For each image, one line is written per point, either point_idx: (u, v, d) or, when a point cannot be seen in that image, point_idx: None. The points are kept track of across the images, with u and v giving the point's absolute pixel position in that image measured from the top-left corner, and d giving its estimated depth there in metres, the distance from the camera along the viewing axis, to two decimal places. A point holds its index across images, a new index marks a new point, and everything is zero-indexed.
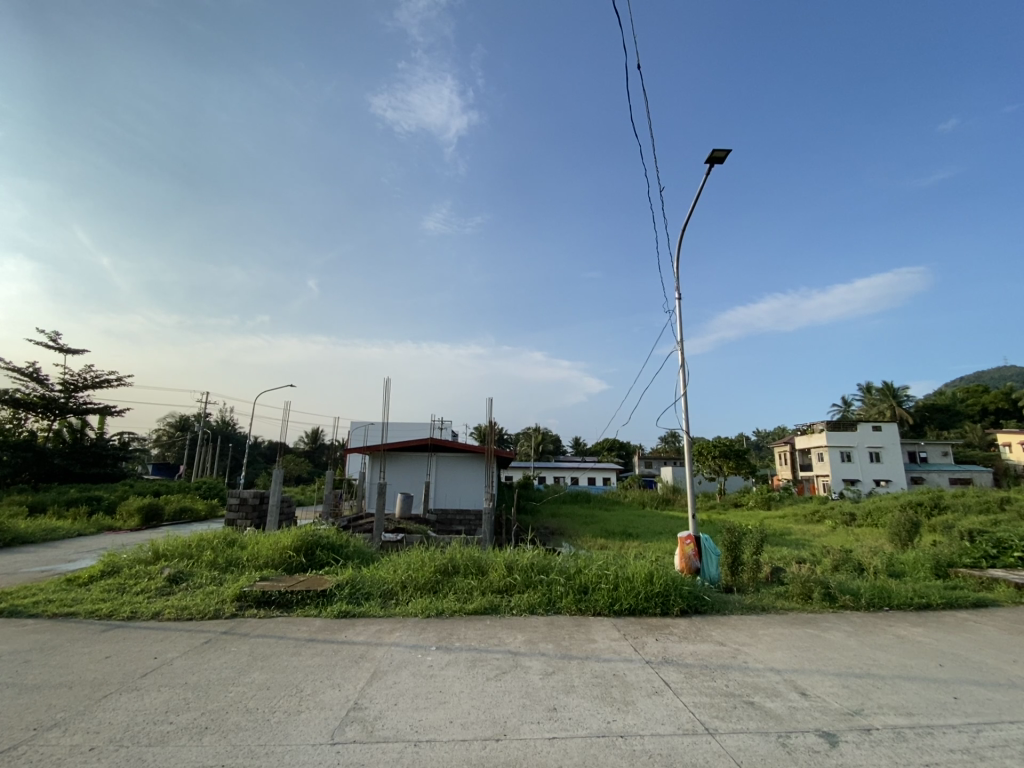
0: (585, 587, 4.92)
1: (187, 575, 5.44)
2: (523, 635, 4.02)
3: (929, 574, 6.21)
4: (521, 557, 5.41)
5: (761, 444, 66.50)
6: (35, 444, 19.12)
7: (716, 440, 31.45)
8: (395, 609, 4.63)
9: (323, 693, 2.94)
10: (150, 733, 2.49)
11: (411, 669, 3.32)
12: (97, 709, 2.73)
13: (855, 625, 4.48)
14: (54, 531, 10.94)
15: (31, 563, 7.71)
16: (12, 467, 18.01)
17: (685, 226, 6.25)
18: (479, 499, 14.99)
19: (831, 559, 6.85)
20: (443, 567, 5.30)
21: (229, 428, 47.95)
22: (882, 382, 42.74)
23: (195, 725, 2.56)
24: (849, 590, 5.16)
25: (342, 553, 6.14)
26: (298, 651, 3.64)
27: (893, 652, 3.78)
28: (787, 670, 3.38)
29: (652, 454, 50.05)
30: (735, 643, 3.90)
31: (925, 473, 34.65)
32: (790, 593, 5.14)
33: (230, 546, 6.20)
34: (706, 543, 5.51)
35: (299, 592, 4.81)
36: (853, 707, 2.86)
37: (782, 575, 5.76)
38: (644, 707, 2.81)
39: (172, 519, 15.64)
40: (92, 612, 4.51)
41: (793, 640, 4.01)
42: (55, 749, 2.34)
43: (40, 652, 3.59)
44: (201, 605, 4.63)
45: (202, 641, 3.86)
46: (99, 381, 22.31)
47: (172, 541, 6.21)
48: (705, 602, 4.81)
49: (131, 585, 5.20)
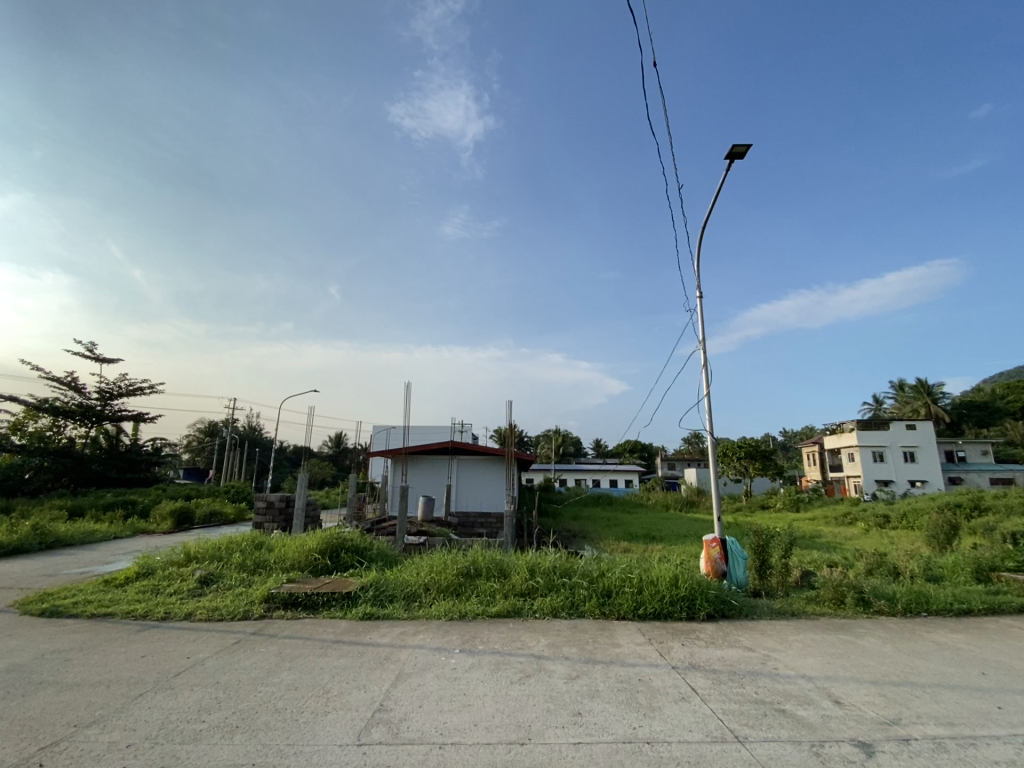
0: (608, 591, 4.86)
1: (217, 577, 5.57)
2: (545, 639, 3.99)
3: (969, 579, 5.95)
4: (543, 559, 5.40)
5: (789, 444, 64.80)
6: (74, 450, 19.87)
7: (741, 441, 30.78)
8: (418, 611, 4.67)
9: (349, 695, 2.98)
10: (183, 731, 2.56)
11: (435, 671, 3.34)
12: (133, 707, 2.82)
13: (890, 631, 4.32)
14: (92, 535, 11.29)
15: (71, 565, 8.04)
16: (52, 473, 18.75)
17: (705, 225, 6.12)
18: (499, 502, 14.95)
19: (865, 562, 6.63)
20: (464, 570, 5.31)
21: (255, 433, 49.04)
22: (915, 380, 41.20)
23: (227, 724, 2.62)
24: (884, 594, 4.99)
25: (365, 556, 6.21)
26: (323, 653, 3.69)
27: (933, 660, 3.62)
28: (819, 677, 3.28)
29: (675, 456, 49.44)
30: (765, 650, 3.79)
31: (962, 472, 33.36)
32: (822, 598, 5.00)
33: (258, 549, 6.35)
34: (732, 547, 5.41)
35: (325, 594, 4.87)
36: (889, 716, 2.76)
37: (813, 579, 5.58)
38: (670, 713, 2.75)
39: (203, 521, 16.04)
40: (128, 612, 4.66)
41: (825, 647, 3.88)
42: (95, 746, 2.41)
43: (79, 651, 3.73)
44: (231, 606, 4.74)
45: (232, 641, 3.96)
46: (134, 389, 23.10)
47: (203, 543, 6.39)
48: (733, 607, 4.72)
49: (165, 586, 5.37)
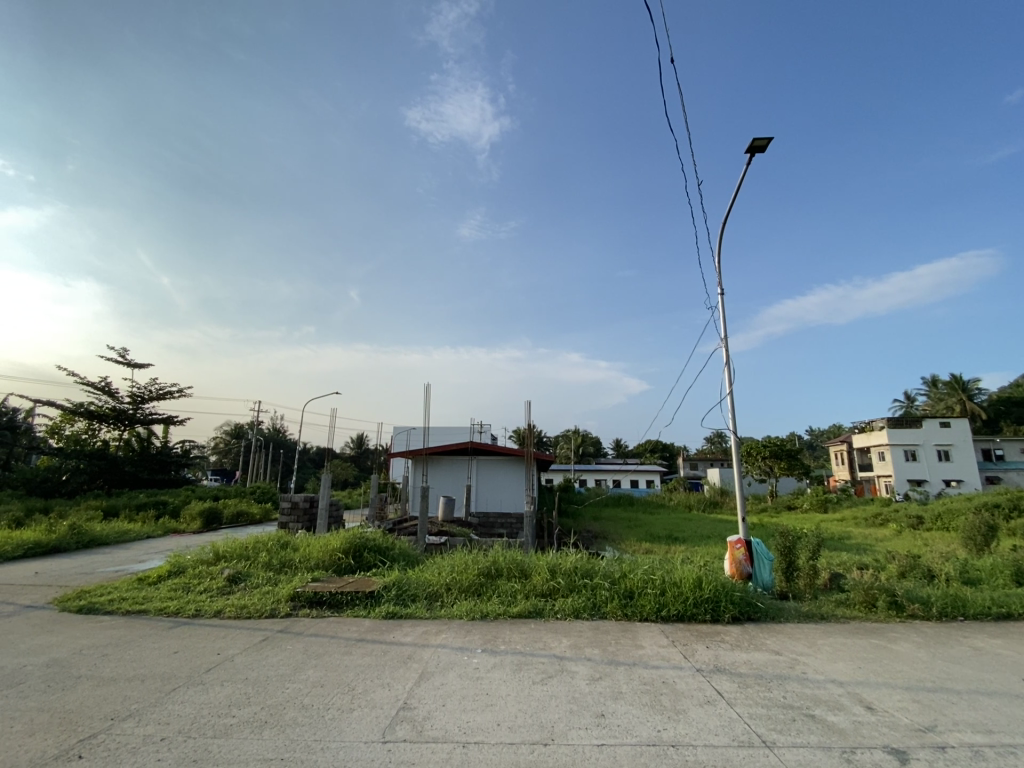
0: (631, 592, 4.83)
1: (244, 576, 5.71)
2: (568, 639, 3.98)
3: (1009, 582, 5.70)
4: (564, 560, 5.38)
5: (816, 444, 63.23)
6: (108, 452, 20.60)
7: (766, 440, 30.12)
8: (440, 611, 4.70)
9: (373, 693, 3.01)
10: (215, 725, 2.62)
11: (457, 670, 3.36)
12: (167, 701, 2.91)
13: (924, 635, 4.18)
14: (126, 534, 11.68)
15: (106, 563, 8.31)
16: (88, 475, 19.48)
17: (725, 221, 6.04)
18: (519, 502, 14.95)
19: (897, 564, 6.40)
20: (485, 570, 5.34)
21: (280, 435, 50.01)
22: (949, 375, 39.74)
23: (256, 719, 2.68)
24: (918, 598, 4.83)
25: (388, 556, 6.28)
26: (348, 651, 3.75)
27: (971, 666, 3.49)
28: (850, 682, 3.19)
29: (697, 456, 48.70)
30: (792, 653, 3.71)
31: (1001, 471, 32.03)
32: (853, 601, 4.86)
33: (283, 548, 6.47)
34: (757, 548, 5.30)
35: (349, 593, 4.95)
36: (924, 723, 2.67)
37: (842, 581, 5.42)
38: (696, 717, 2.72)
39: (231, 521, 16.43)
40: (161, 609, 4.81)
41: (857, 652, 3.77)
42: (131, 739, 2.49)
43: (115, 647, 3.87)
44: (258, 605, 4.85)
45: (260, 639, 4.05)
46: (164, 393, 23.79)
47: (230, 543, 6.54)
48: (759, 609, 4.62)
49: (195, 584, 5.51)
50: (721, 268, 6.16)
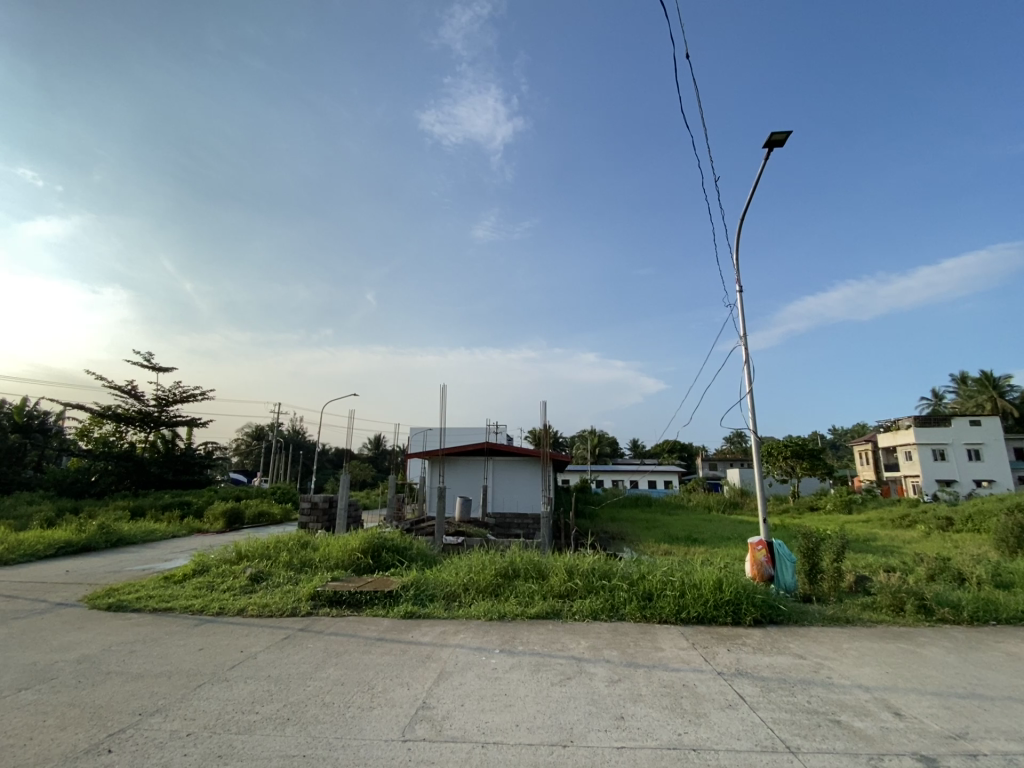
0: (649, 594, 4.78)
1: (266, 575, 5.81)
2: (586, 641, 3.96)
3: None
4: (581, 561, 5.36)
5: (839, 443, 61.98)
6: (135, 454, 21.17)
7: (787, 440, 29.56)
8: (458, 611, 4.71)
9: (393, 692, 3.03)
10: (239, 722, 2.67)
11: (475, 671, 3.36)
12: (192, 698, 2.97)
13: (956, 640, 4.05)
14: (152, 533, 11.99)
15: (134, 562, 8.53)
16: (116, 476, 20.06)
17: (743, 217, 5.99)
18: (536, 503, 14.95)
19: (925, 567, 6.21)
20: (503, 571, 5.34)
21: (300, 437, 50.77)
22: (979, 372, 38.54)
23: (279, 717, 2.72)
24: (948, 602, 4.68)
25: (406, 556, 6.32)
26: (368, 649, 3.79)
27: (1005, 672, 3.36)
28: (877, 688, 3.11)
29: (716, 456, 48.03)
30: (817, 657, 3.63)
31: None
32: (879, 604, 4.73)
33: (304, 548, 6.57)
34: (779, 550, 5.21)
35: (368, 593, 5.00)
36: (956, 730, 2.58)
37: (868, 584, 5.28)
38: (717, 720, 2.68)
39: (252, 521, 16.74)
40: (186, 607, 4.92)
41: (884, 656, 3.66)
42: (158, 734, 2.55)
43: (143, 643, 3.97)
44: (280, 604, 4.93)
45: (282, 637, 4.12)
46: (188, 395, 24.38)
47: (253, 543, 6.66)
48: (781, 612, 4.54)
49: (219, 582, 5.64)
50: (740, 265, 6.09)
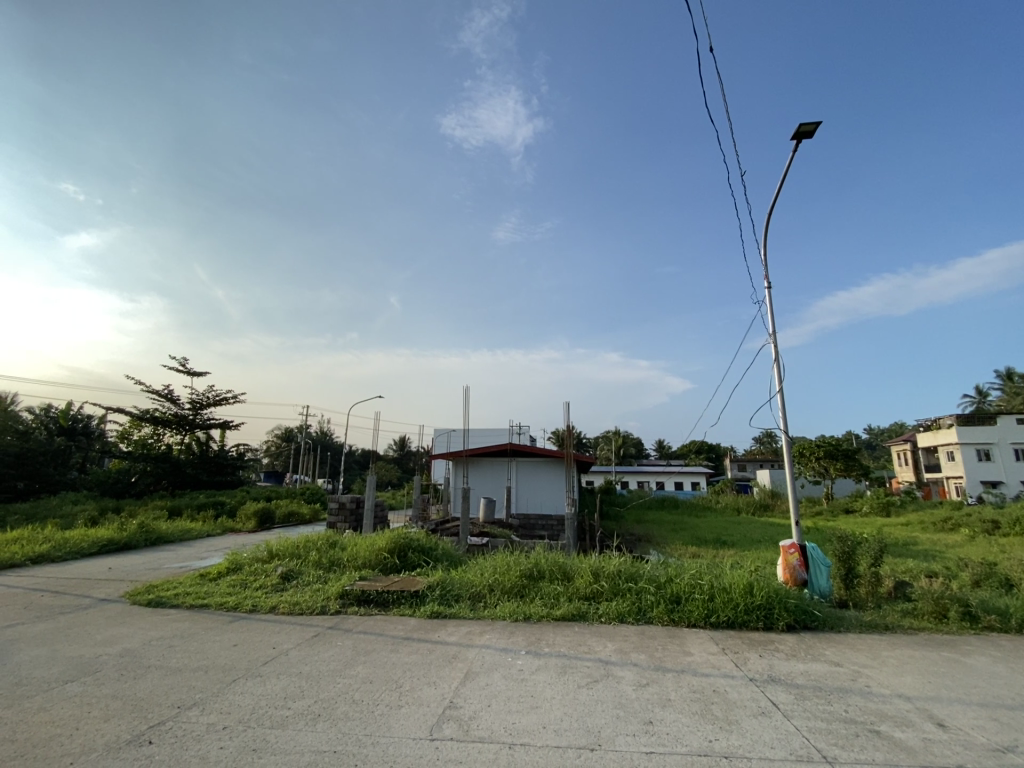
0: (677, 598, 4.70)
1: (296, 574, 5.93)
2: (612, 644, 3.91)
3: None
4: (607, 563, 5.32)
5: (875, 443, 59.79)
6: (172, 456, 21.96)
7: (820, 440, 28.64)
8: (484, 611, 4.73)
9: (420, 691, 3.06)
10: (272, 716, 2.74)
11: (502, 672, 3.36)
12: (228, 692, 3.06)
13: (1004, 649, 3.85)
14: (189, 532, 12.44)
15: (172, 560, 8.85)
16: (154, 476, 20.85)
17: (771, 212, 5.86)
18: (559, 504, 14.88)
19: (970, 573, 5.92)
20: (528, 572, 5.34)
21: (327, 439, 51.84)
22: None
23: (310, 713, 2.77)
24: (995, 609, 4.46)
25: (431, 556, 6.38)
26: (396, 648, 3.83)
27: None
28: (919, 698, 2.98)
29: (745, 457, 46.92)
30: (854, 665, 3.50)
31: None
32: (920, 611, 4.54)
33: (332, 548, 6.68)
34: (812, 553, 5.06)
35: (395, 593, 5.07)
36: (1005, 743, 2.45)
37: (908, 590, 5.06)
38: (749, 728, 2.61)
39: (282, 521, 17.15)
40: (221, 604, 5.07)
41: (926, 665, 3.51)
42: (196, 727, 2.63)
43: (181, 639, 4.11)
44: (310, 602, 5.02)
45: (313, 634, 4.21)
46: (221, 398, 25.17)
47: (283, 542, 6.80)
48: (816, 618, 4.40)
49: (251, 581, 5.79)
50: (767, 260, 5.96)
